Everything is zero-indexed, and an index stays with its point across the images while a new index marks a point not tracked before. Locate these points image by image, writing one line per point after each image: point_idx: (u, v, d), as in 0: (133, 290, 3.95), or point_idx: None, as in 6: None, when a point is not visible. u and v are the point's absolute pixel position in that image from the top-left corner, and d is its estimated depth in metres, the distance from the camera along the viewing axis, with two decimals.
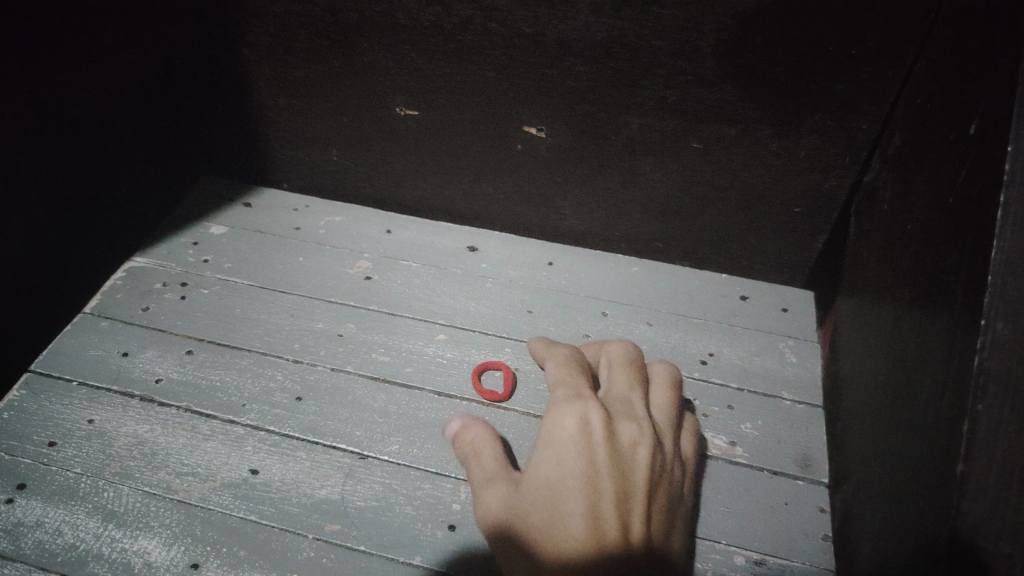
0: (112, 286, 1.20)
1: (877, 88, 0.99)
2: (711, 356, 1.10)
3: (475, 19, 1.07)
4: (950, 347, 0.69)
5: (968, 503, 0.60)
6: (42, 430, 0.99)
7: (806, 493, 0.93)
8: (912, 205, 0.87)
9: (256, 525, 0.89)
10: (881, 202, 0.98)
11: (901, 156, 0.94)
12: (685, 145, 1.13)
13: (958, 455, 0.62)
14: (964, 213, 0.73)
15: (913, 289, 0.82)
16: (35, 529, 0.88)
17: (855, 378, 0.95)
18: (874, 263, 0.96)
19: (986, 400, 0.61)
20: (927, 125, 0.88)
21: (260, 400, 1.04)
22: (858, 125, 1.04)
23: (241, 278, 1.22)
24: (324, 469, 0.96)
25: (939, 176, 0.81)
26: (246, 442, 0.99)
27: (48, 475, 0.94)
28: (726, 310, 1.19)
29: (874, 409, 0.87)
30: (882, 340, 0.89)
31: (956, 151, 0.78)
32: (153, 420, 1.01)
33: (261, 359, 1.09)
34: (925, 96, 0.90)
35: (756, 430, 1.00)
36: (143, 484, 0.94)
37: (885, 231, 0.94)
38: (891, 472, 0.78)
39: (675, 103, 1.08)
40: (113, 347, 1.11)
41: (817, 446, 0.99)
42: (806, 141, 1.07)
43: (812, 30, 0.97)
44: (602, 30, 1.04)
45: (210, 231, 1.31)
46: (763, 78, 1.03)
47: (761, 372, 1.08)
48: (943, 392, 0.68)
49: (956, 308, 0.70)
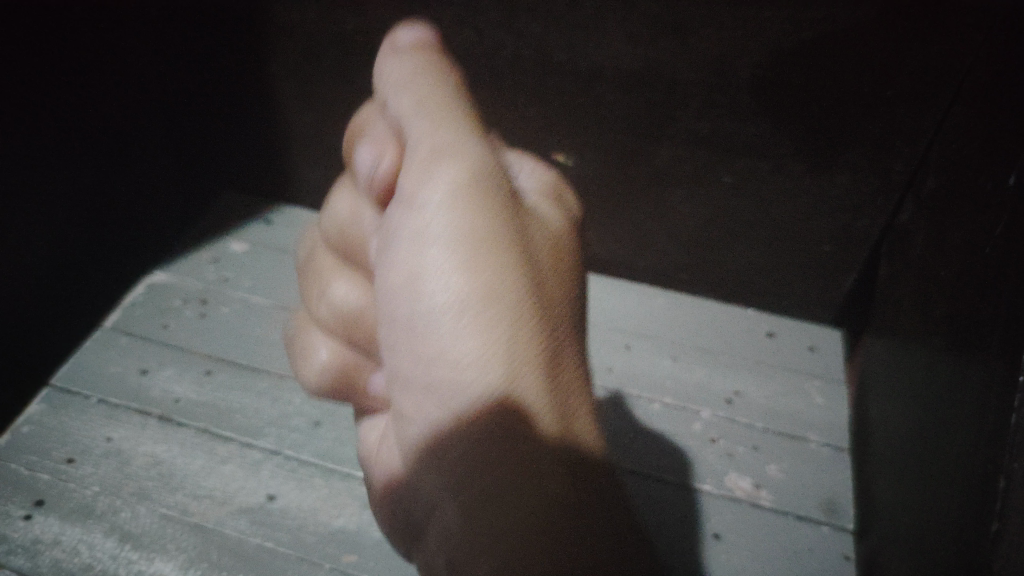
0: (132, 300, 1.19)
1: (911, 132, 0.98)
2: (736, 394, 1.08)
3: (506, 46, 1.06)
4: (985, 401, 0.64)
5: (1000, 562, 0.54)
6: (61, 446, 0.99)
7: (829, 540, 0.91)
8: (946, 251, 0.84)
9: (272, 552, 0.89)
10: (914, 245, 0.95)
11: (937, 200, 0.91)
12: (716, 176, 1.11)
13: (992, 512, 0.57)
14: (1002, 262, 0.67)
15: (946, 338, 0.79)
16: (53, 547, 0.88)
17: (883, 423, 0.93)
18: (906, 306, 0.94)
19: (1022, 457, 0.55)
20: (963, 168, 0.84)
21: (278, 424, 1.03)
22: (891, 167, 1.02)
23: (262, 298, 1.22)
24: (341, 497, 0.95)
25: (976, 225, 0.77)
26: (264, 466, 0.98)
27: (66, 492, 0.94)
28: (752, 347, 1.17)
29: (903, 458, 0.85)
30: (912, 388, 0.87)
31: (994, 198, 0.73)
32: (171, 440, 1.01)
33: (279, 383, 1.09)
34: (963, 140, 0.87)
35: (780, 472, 0.98)
36: (160, 505, 0.93)
37: (917, 274, 0.92)
38: (919, 524, 0.76)
39: (710, 131, 1.07)
40: (132, 363, 1.10)
41: (843, 491, 0.97)
42: (839, 179, 1.06)
43: (850, 72, 0.96)
44: (636, 61, 1.02)
45: (232, 248, 1.31)
46: (798, 113, 1.01)
47: (789, 413, 1.06)
48: (979, 444, 0.63)
49: (991, 355, 0.65)
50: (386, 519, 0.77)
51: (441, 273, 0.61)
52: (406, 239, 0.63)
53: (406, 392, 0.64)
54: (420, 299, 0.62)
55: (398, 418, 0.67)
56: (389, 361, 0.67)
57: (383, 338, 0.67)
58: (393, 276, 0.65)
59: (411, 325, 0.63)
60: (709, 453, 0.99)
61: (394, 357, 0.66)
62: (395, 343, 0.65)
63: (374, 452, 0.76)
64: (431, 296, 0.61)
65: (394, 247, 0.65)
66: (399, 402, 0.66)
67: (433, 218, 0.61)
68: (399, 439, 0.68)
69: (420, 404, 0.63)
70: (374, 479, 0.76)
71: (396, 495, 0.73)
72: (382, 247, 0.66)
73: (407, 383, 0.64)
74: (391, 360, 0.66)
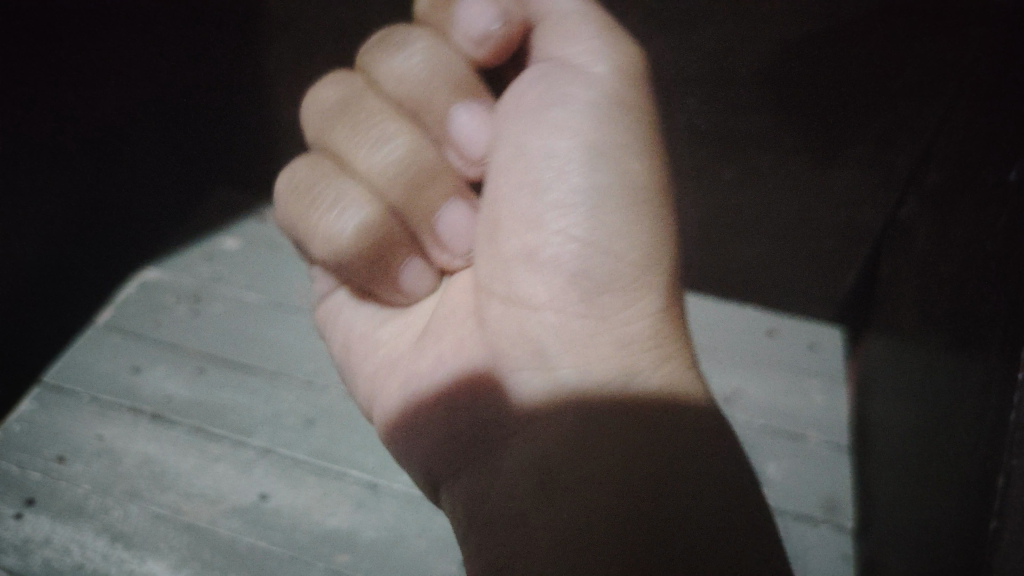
0: (124, 298, 1.18)
1: (912, 125, 0.99)
2: (736, 393, 1.07)
3: None
4: (985, 398, 0.63)
5: (999, 559, 0.53)
6: (52, 445, 0.98)
7: (829, 539, 0.90)
8: (947, 247, 0.83)
9: (265, 552, 0.88)
10: (915, 240, 0.94)
11: (938, 196, 0.90)
12: (718, 175, 1.11)
13: (992, 508, 0.55)
14: (1004, 257, 0.66)
15: (947, 334, 0.78)
16: (44, 546, 0.88)
17: (884, 421, 0.92)
18: (907, 302, 0.93)
19: (1022, 454, 0.54)
20: (966, 162, 0.83)
21: (270, 421, 1.02)
22: (895, 160, 1.02)
23: (256, 295, 1.21)
24: (335, 496, 0.94)
25: (978, 221, 0.76)
26: (257, 465, 0.97)
27: (57, 491, 0.93)
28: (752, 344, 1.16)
29: (904, 455, 0.83)
30: (912, 386, 0.86)
31: (997, 193, 0.72)
32: (163, 438, 0.99)
33: (272, 380, 1.07)
34: (965, 133, 0.86)
35: (780, 471, 0.97)
36: (151, 504, 0.92)
37: (919, 269, 0.91)
38: (918, 523, 0.75)
39: (712, 131, 1.05)
40: (124, 361, 1.09)
41: (845, 489, 0.95)
42: (841, 174, 1.05)
43: (860, 63, 0.96)
44: None
45: (224, 245, 1.29)
46: (800, 109, 1.01)
47: (789, 411, 1.05)
48: (978, 441, 0.62)
49: (992, 355, 0.64)
50: (407, 438, 0.63)
51: (599, 141, 0.59)
52: (565, 103, 0.60)
53: (545, 265, 0.59)
54: (587, 165, 0.59)
55: (507, 295, 0.60)
56: (508, 233, 0.61)
57: (507, 203, 0.61)
58: (545, 137, 0.60)
59: (570, 191, 0.59)
60: None
61: (524, 226, 0.60)
62: (531, 211, 0.60)
63: (429, 347, 0.65)
64: (598, 165, 0.59)
65: (552, 109, 0.61)
66: (521, 273, 0.60)
67: (604, 90, 0.60)
68: (496, 322, 0.61)
69: (563, 276, 0.58)
70: (418, 371, 0.65)
71: (451, 398, 0.61)
72: (526, 108, 0.62)
73: (544, 256, 0.59)
74: (515, 229, 0.60)
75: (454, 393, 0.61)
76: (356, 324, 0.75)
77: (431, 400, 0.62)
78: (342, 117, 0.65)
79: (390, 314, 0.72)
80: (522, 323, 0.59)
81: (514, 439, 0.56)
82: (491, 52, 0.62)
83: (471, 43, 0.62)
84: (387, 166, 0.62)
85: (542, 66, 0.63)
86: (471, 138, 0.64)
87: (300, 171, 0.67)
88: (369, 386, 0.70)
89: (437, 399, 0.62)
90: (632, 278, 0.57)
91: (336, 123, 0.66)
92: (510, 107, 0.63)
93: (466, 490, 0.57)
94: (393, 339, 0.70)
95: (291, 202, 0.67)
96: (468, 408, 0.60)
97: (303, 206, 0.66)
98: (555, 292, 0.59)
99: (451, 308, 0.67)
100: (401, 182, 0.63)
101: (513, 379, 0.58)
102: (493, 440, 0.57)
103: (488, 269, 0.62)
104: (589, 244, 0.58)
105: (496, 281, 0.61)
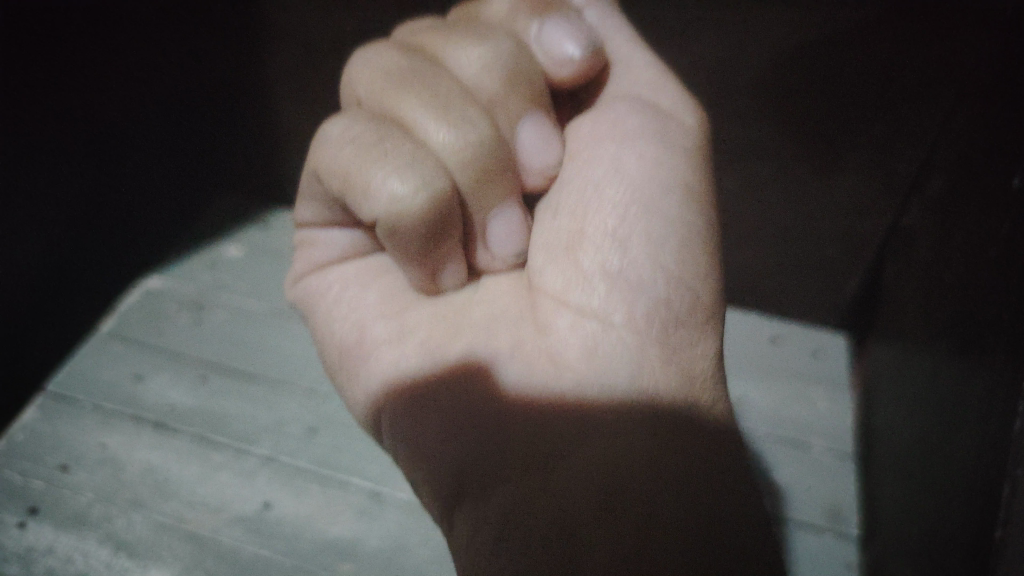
0: (127, 308, 1.19)
1: (913, 133, 0.98)
2: (739, 400, 1.07)
3: None
4: (989, 404, 0.63)
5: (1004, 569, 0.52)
6: (56, 453, 0.98)
7: (834, 547, 0.90)
8: (949, 254, 0.83)
9: (267, 561, 0.88)
10: (918, 247, 0.94)
11: (941, 203, 0.90)
12: (719, 184, 1.12)
13: (997, 516, 0.55)
14: (1005, 262, 0.66)
15: (950, 341, 0.77)
16: (47, 555, 0.88)
17: (888, 429, 0.92)
18: (910, 309, 0.93)
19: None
20: (968, 169, 0.83)
21: (273, 430, 1.02)
22: (897, 169, 1.01)
23: (258, 303, 1.21)
24: (338, 504, 0.93)
25: (980, 228, 0.76)
26: (260, 473, 0.97)
27: (61, 500, 0.93)
28: (754, 352, 1.16)
29: (908, 462, 0.83)
30: (915, 393, 0.86)
31: (999, 200, 0.72)
32: (166, 447, 0.99)
33: (275, 389, 1.07)
34: (967, 140, 0.85)
35: (784, 479, 0.97)
36: (154, 513, 0.92)
37: (922, 276, 0.90)
38: (923, 532, 0.74)
39: None
40: (127, 370, 1.09)
41: (848, 497, 0.95)
42: (844, 182, 1.05)
43: (860, 69, 0.96)
44: None
45: (226, 254, 1.30)
46: (797, 120, 1.02)
47: (793, 419, 1.05)
48: (982, 447, 0.62)
49: (996, 362, 0.64)
50: (429, 428, 0.56)
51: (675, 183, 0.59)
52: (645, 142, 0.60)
53: (627, 284, 0.57)
54: (680, 204, 0.58)
55: (574, 304, 0.57)
56: (590, 248, 0.57)
57: (594, 217, 0.58)
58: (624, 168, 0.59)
59: (661, 223, 0.58)
60: None
61: (609, 243, 0.57)
62: (618, 229, 0.57)
63: (472, 337, 0.59)
64: (687, 206, 0.58)
65: (646, 140, 0.60)
66: (597, 290, 0.57)
67: (690, 138, 0.62)
68: (560, 333, 0.57)
69: (643, 299, 0.56)
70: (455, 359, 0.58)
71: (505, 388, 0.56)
72: (620, 133, 0.60)
73: (627, 276, 0.57)
74: (599, 244, 0.57)
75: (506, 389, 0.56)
76: (347, 312, 0.67)
77: (480, 393, 0.56)
78: (404, 84, 0.55)
79: (391, 309, 0.64)
80: (596, 338, 0.56)
81: (581, 448, 0.52)
82: (581, 72, 0.57)
83: (563, 62, 0.56)
84: (461, 143, 0.52)
85: (628, 100, 0.62)
86: (536, 152, 0.56)
87: (354, 127, 0.54)
88: (369, 378, 0.62)
89: (481, 397, 0.56)
90: (703, 318, 0.57)
91: (397, 87, 0.55)
92: (599, 127, 0.61)
93: (499, 506, 0.51)
94: (405, 337, 0.62)
95: (348, 154, 0.53)
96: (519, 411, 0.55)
97: (352, 170, 0.52)
98: (635, 314, 0.56)
99: (482, 310, 0.61)
100: (473, 168, 0.52)
101: (581, 385, 0.55)
102: (551, 450, 0.52)
103: (554, 274, 0.58)
104: (672, 276, 0.57)
105: (571, 291, 0.57)
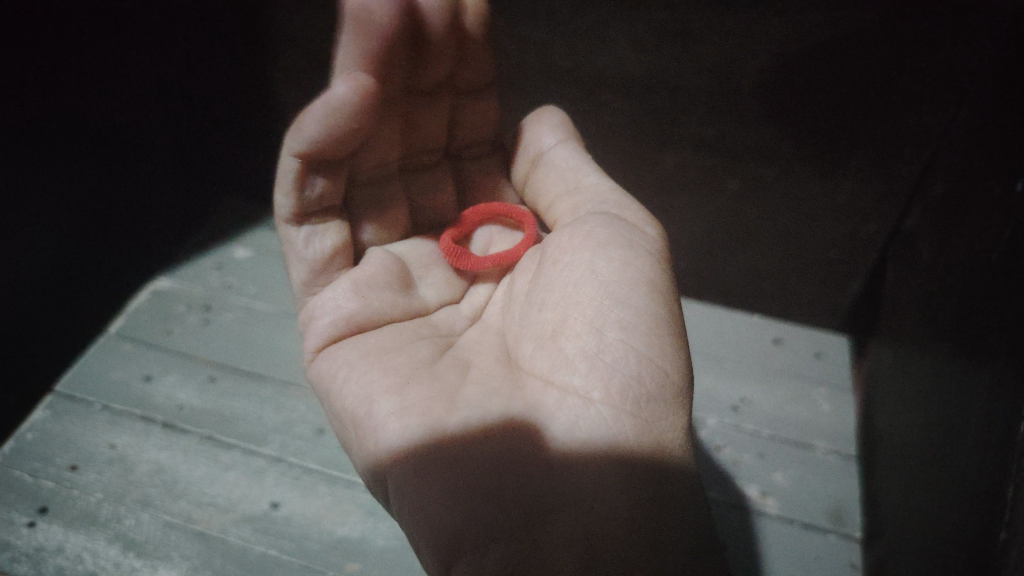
0: (136, 307, 1.20)
1: (914, 137, 0.99)
2: (742, 402, 1.08)
3: (512, 54, 1.09)
4: (991, 406, 0.64)
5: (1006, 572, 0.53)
6: (65, 453, 0.99)
7: (837, 547, 0.91)
8: (952, 256, 0.84)
9: (276, 560, 0.89)
10: (919, 251, 0.95)
11: (940, 206, 0.92)
12: (721, 185, 1.14)
13: (1000, 522, 0.56)
14: (1006, 265, 0.67)
15: (954, 344, 0.78)
16: (56, 554, 0.89)
17: (889, 433, 0.92)
18: (911, 310, 0.94)
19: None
20: (971, 173, 0.84)
21: (282, 430, 1.03)
22: (898, 172, 1.03)
23: (265, 304, 1.22)
24: (346, 505, 0.94)
25: (982, 230, 0.77)
26: (268, 473, 0.98)
27: (69, 500, 0.94)
28: (757, 354, 1.16)
29: (909, 464, 0.84)
30: (916, 396, 0.87)
31: (1003, 204, 0.72)
32: (174, 446, 1.00)
33: (283, 389, 1.08)
34: (970, 146, 0.86)
35: (787, 480, 0.98)
36: (163, 513, 0.93)
37: (923, 280, 0.91)
38: (925, 532, 0.75)
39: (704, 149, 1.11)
40: (136, 370, 1.10)
41: (851, 498, 0.96)
42: (844, 186, 1.07)
43: (862, 74, 0.96)
44: (640, 67, 1.03)
45: (235, 255, 1.32)
46: (800, 120, 1.02)
47: (795, 421, 1.06)
48: (985, 450, 0.63)
49: (998, 367, 0.64)
50: (428, 496, 0.60)
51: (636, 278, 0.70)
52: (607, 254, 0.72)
53: (603, 364, 0.65)
54: (644, 297, 0.69)
55: (557, 384, 0.67)
56: (571, 336, 0.68)
57: (572, 313, 0.69)
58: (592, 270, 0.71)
59: (631, 312, 0.67)
60: (716, 459, 0.99)
61: (587, 332, 0.67)
62: (595, 319, 0.68)
63: (461, 409, 0.66)
64: (650, 297, 0.69)
65: (614, 248, 0.73)
66: (578, 371, 0.66)
67: (651, 248, 0.75)
68: (547, 407, 0.66)
69: (618, 376, 0.65)
70: (448, 425, 0.64)
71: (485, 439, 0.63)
72: (593, 243, 0.74)
73: (603, 358, 0.66)
74: (581, 332, 0.68)
75: (489, 452, 0.63)
76: (352, 384, 0.69)
77: (462, 448, 0.62)
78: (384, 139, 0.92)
79: (394, 385, 0.68)
80: (577, 413, 0.64)
81: (565, 512, 0.59)
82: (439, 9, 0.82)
83: None
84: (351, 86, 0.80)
85: (593, 216, 0.79)
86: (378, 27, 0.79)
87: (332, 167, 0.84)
88: (374, 436, 0.65)
89: (468, 454, 0.62)
90: (672, 395, 0.66)
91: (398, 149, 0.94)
92: (574, 239, 0.76)
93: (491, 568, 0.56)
94: (407, 409, 0.65)
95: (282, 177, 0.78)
96: (501, 476, 0.61)
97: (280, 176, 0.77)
98: (611, 389, 0.64)
99: (473, 392, 0.69)
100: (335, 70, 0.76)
101: (558, 445, 0.63)
102: (538, 510, 0.60)
103: (543, 359, 0.69)
104: (643, 356, 0.65)
105: (556, 371, 0.67)
